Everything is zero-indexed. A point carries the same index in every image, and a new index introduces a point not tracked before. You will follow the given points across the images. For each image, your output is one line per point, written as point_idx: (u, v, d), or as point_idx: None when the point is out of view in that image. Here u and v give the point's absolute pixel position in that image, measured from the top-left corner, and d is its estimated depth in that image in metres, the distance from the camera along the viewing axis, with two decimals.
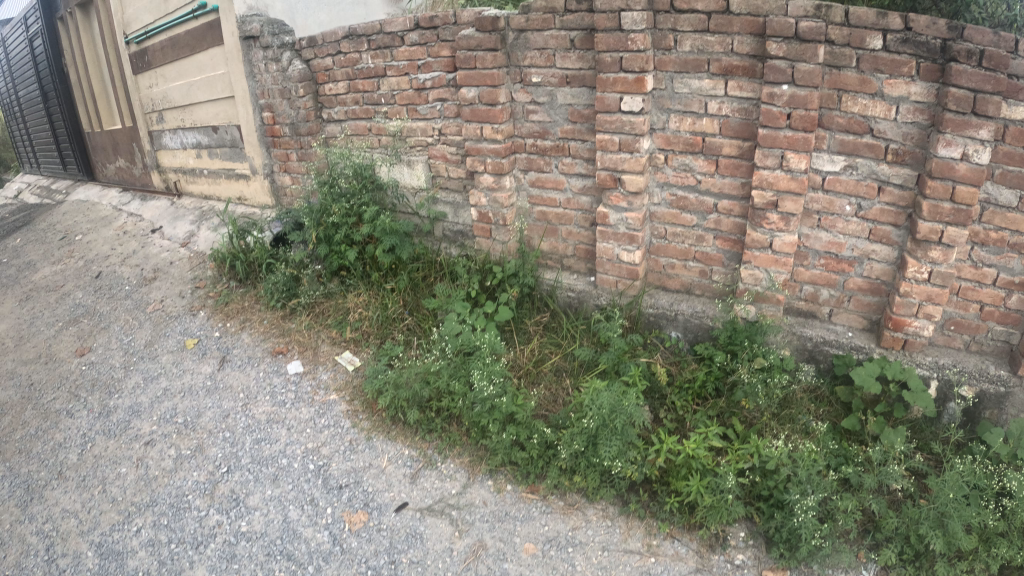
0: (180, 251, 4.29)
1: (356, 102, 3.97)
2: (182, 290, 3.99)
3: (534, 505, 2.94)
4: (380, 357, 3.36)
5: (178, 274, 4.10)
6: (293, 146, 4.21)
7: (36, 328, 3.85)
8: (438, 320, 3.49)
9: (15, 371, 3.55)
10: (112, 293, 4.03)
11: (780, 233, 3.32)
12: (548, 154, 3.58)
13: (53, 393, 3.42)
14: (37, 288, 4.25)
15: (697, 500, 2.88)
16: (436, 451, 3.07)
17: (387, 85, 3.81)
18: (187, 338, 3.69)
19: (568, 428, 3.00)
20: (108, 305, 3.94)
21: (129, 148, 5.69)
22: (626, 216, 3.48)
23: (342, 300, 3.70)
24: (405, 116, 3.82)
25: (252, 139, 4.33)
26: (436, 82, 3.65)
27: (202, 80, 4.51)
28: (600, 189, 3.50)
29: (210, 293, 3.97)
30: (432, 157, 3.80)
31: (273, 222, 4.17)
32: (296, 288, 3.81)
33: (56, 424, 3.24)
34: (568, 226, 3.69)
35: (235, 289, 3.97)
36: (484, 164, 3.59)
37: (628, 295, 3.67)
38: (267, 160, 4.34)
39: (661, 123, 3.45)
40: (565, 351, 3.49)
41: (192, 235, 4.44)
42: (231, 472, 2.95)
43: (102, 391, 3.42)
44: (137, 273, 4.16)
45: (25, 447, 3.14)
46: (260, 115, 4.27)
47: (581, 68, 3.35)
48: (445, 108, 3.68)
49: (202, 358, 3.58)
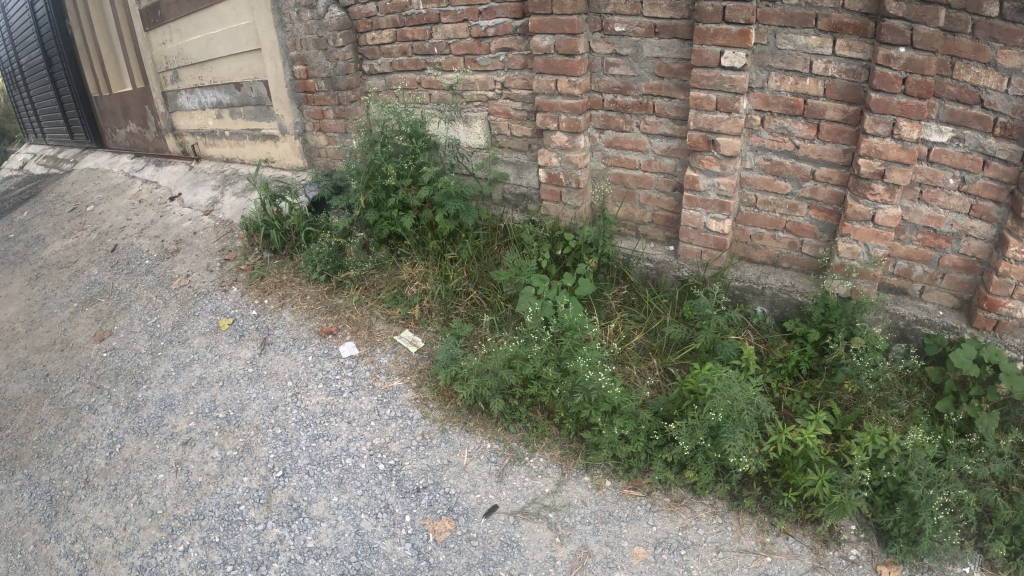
0: (203, 221, 3.84)
1: (404, 53, 3.56)
2: (210, 264, 3.54)
3: (639, 503, 2.61)
4: (447, 336, 2.99)
5: (204, 247, 3.65)
6: (330, 102, 3.80)
7: (49, 310, 3.42)
8: (509, 295, 3.11)
9: (27, 361, 3.14)
10: (131, 270, 3.58)
11: (884, 205, 2.90)
12: (629, 112, 3.16)
13: (72, 385, 3.00)
14: (48, 265, 3.82)
15: (817, 495, 2.51)
16: (521, 443, 2.74)
17: (443, 33, 3.39)
18: (220, 318, 3.24)
19: (684, 419, 2.64)
20: (127, 283, 3.50)
21: (141, 112, 5.17)
22: (718, 182, 3.09)
23: (395, 271, 3.30)
24: (462, 68, 3.41)
25: (282, 99, 3.95)
26: (501, 29, 3.22)
27: (224, 33, 4.06)
28: (689, 151, 3.11)
29: (241, 265, 3.51)
30: (493, 113, 3.39)
31: (309, 186, 3.77)
32: (342, 259, 3.38)
33: (78, 422, 2.83)
34: (647, 190, 3.29)
35: (269, 261, 3.53)
36: (558, 121, 3.17)
37: (714, 268, 3.28)
38: (299, 119, 3.94)
39: (759, 82, 3.02)
40: (651, 329, 3.15)
41: (216, 201, 4.00)
42: (288, 476, 2.54)
43: (128, 382, 2.99)
44: (158, 246, 3.71)
45: (44, 450, 2.75)
46: (291, 69, 3.85)
47: (673, 17, 2.93)
48: (510, 60, 3.26)
49: (240, 340, 3.13)
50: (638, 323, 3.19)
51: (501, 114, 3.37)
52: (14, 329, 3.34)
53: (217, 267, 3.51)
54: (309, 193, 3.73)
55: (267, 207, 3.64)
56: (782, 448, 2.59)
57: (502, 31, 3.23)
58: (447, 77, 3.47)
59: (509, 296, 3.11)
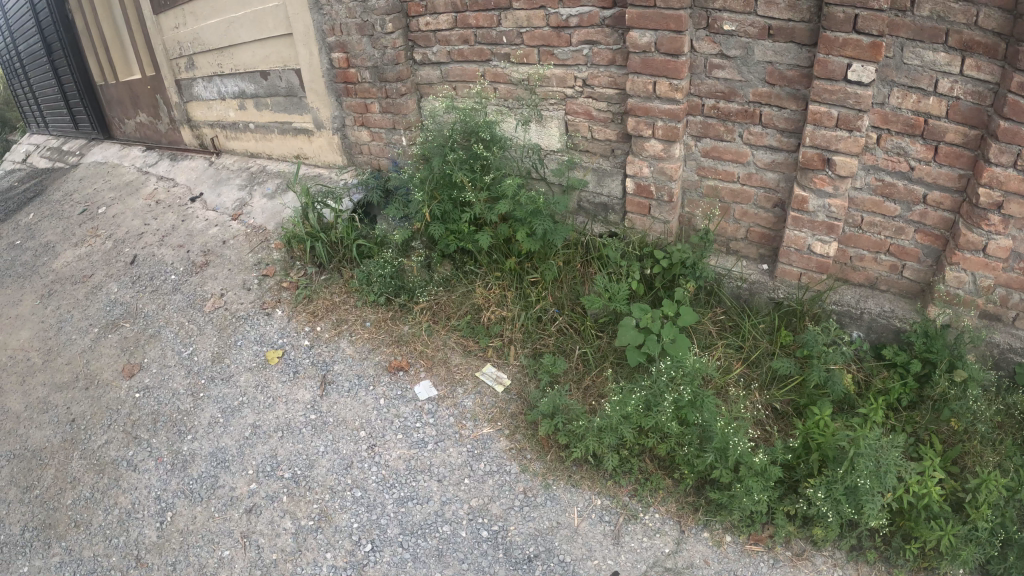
0: (231, 227, 3.47)
1: (464, 41, 3.11)
2: (246, 280, 3.16)
3: (762, 560, 2.33)
4: (538, 374, 2.69)
5: (236, 260, 3.26)
6: (375, 96, 3.38)
7: (68, 337, 3.07)
8: (603, 325, 2.79)
9: (48, 402, 2.78)
10: (156, 289, 3.21)
11: (998, 235, 2.64)
12: (732, 119, 2.83)
13: (105, 435, 2.61)
14: (61, 279, 3.48)
15: (939, 547, 2.30)
16: (633, 497, 2.46)
17: (514, 19, 2.95)
18: (269, 350, 2.84)
19: (818, 478, 2.41)
20: (152, 303, 3.14)
21: (152, 101, 4.63)
22: (829, 203, 2.78)
23: (467, 293, 2.92)
24: (536, 61, 2.99)
25: (318, 93, 3.55)
26: (586, 19, 2.79)
27: (247, 16, 3.61)
28: (798, 166, 2.80)
29: (283, 283, 3.13)
30: (571, 113, 3.01)
31: (353, 189, 3.37)
32: (405, 279, 2.96)
33: (119, 483, 2.44)
34: (743, 205, 2.99)
35: (315, 278, 3.13)
36: (653, 127, 2.80)
37: (813, 291, 3.01)
38: (338, 113, 3.56)
39: (879, 96, 2.70)
40: (749, 358, 2.89)
41: (243, 203, 3.63)
42: (378, 550, 2.20)
43: (169, 430, 2.60)
44: (184, 257, 3.35)
45: (81, 518, 2.36)
46: (328, 57, 3.42)
47: (791, 18, 2.57)
48: (594, 55, 2.85)
49: (294, 379, 2.75)
50: (734, 349, 2.94)
51: (582, 116, 2.99)
52: (30, 360, 3.00)
53: (254, 286, 3.13)
54: (354, 197, 3.33)
55: (311, 216, 3.20)
56: (905, 498, 2.34)
57: (586, 21, 2.80)
58: (519, 71, 3.05)
59: (602, 325, 2.80)
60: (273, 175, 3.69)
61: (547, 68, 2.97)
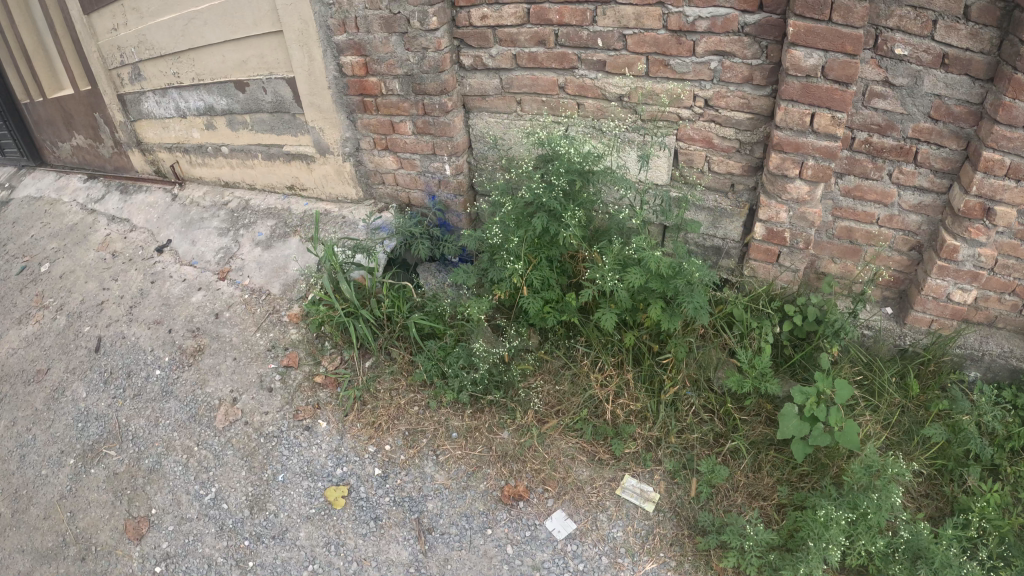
0: (221, 292, 2.66)
1: (537, 44, 2.48)
2: (264, 376, 2.37)
3: None
4: (691, 480, 2.18)
5: (242, 343, 2.47)
6: (406, 113, 2.62)
7: (37, 474, 2.33)
8: (744, 407, 2.33)
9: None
10: (138, 392, 2.43)
11: None
12: (882, 156, 2.41)
13: None
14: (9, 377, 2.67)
15: None
16: None
17: (615, 15, 2.30)
18: (332, 491, 2.10)
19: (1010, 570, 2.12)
20: (140, 417, 2.36)
21: (88, 121, 3.45)
22: (980, 253, 2.43)
23: (579, 379, 2.33)
24: (642, 73, 2.39)
25: (322, 111, 2.75)
26: (720, 25, 2.19)
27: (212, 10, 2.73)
28: (951, 213, 2.42)
29: (317, 377, 2.37)
30: (684, 138, 2.47)
31: (386, 237, 2.64)
32: (499, 372, 2.32)
33: None
34: (877, 248, 2.60)
35: (369, 373, 2.38)
36: (802, 167, 2.29)
37: (939, 336, 2.69)
38: (350, 134, 2.78)
39: None
40: (889, 423, 2.56)
41: (228, 252, 2.80)
42: None
43: None
44: (171, 344, 2.54)
45: None
46: (336, 63, 2.62)
47: (972, 48, 2.13)
48: (725, 69, 2.28)
49: (377, 531, 2.02)
50: (874, 414, 2.57)
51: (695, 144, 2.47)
52: None
53: (277, 384, 2.34)
54: (386, 247, 2.61)
55: (342, 284, 2.39)
56: None
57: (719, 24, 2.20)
58: (615, 85, 2.45)
59: (740, 402, 2.34)
60: (265, 216, 2.88)
61: (656, 81, 2.39)
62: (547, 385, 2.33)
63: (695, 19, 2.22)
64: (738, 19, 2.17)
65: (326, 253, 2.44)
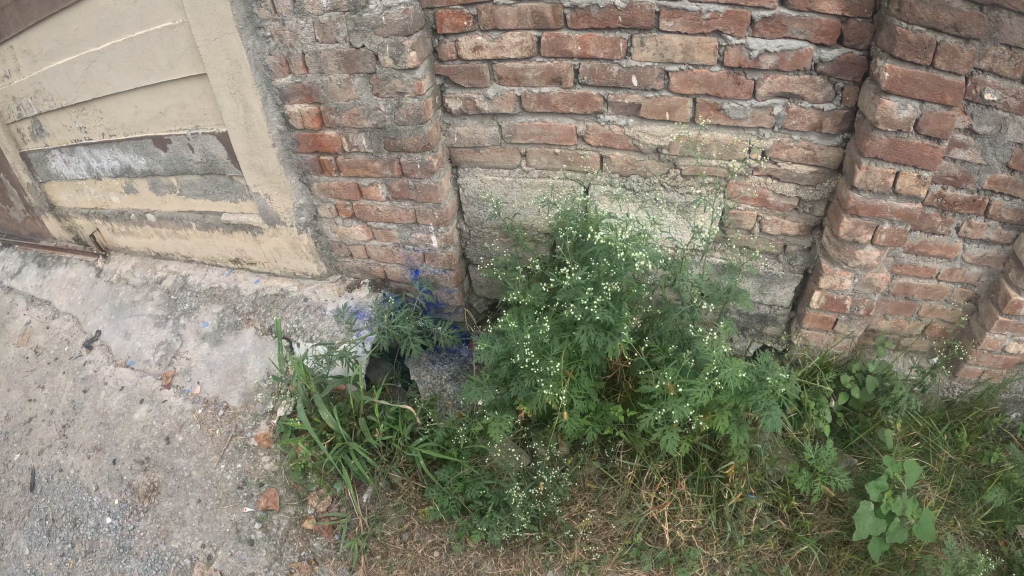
0: (169, 408, 2.23)
1: (551, 85, 2.05)
2: (239, 524, 1.99)
3: None
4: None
5: (204, 478, 2.07)
6: (376, 174, 2.17)
7: None
8: (805, 503, 2.07)
9: None
10: (87, 550, 2.03)
11: None
12: (953, 211, 2.11)
13: None
14: None
15: None
16: None
17: (657, 47, 1.91)
18: None
19: None
20: None
21: None
22: None
23: (627, 498, 2.06)
24: (687, 117, 2.04)
25: (267, 175, 2.25)
26: (791, 61, 1.86)
27: (120, 52, 2.21)
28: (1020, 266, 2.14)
29: (304, 521, 2.00)
30: (735, 195, 2.17)
31: (361, 327, 2.21)
32: (537, 503, 2.00)
33: None
34: (932, 302, 2.34)
35: (373, 508, 2.04)
36: (876, 232, 2.05)
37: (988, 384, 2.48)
38: (303, 200, 2.28)
39: None
40: (945, 485, 2.32)
41: (170, 348, 2.33)
42: None
43: None
44: (117, 483, 2.12)
45: None
46: (280, 112, 2.17)
47: None
48: (790, 115, 1.97)
49: None
50: (929, 479, 2.32)
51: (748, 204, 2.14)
52: None
53: (257, 535, 1.97)
54: (363, 343, 2.18)
55: (321, 410, 1.97)
56: None
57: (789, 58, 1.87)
58: (653, 134, 2.08)
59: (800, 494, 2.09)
60: (209, 300, 2.39)
61: (704, 128, 2.05)
62: (594, 512, 2.03)
63: (760, 54, 1.87)
64: (815, 53, 1.84)
65: (297, 372, 2.03)
